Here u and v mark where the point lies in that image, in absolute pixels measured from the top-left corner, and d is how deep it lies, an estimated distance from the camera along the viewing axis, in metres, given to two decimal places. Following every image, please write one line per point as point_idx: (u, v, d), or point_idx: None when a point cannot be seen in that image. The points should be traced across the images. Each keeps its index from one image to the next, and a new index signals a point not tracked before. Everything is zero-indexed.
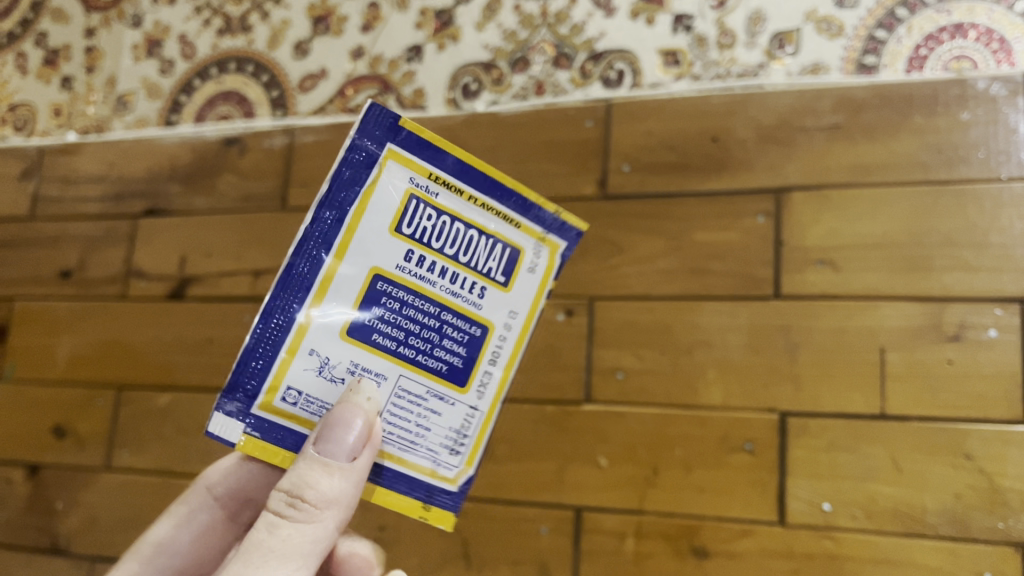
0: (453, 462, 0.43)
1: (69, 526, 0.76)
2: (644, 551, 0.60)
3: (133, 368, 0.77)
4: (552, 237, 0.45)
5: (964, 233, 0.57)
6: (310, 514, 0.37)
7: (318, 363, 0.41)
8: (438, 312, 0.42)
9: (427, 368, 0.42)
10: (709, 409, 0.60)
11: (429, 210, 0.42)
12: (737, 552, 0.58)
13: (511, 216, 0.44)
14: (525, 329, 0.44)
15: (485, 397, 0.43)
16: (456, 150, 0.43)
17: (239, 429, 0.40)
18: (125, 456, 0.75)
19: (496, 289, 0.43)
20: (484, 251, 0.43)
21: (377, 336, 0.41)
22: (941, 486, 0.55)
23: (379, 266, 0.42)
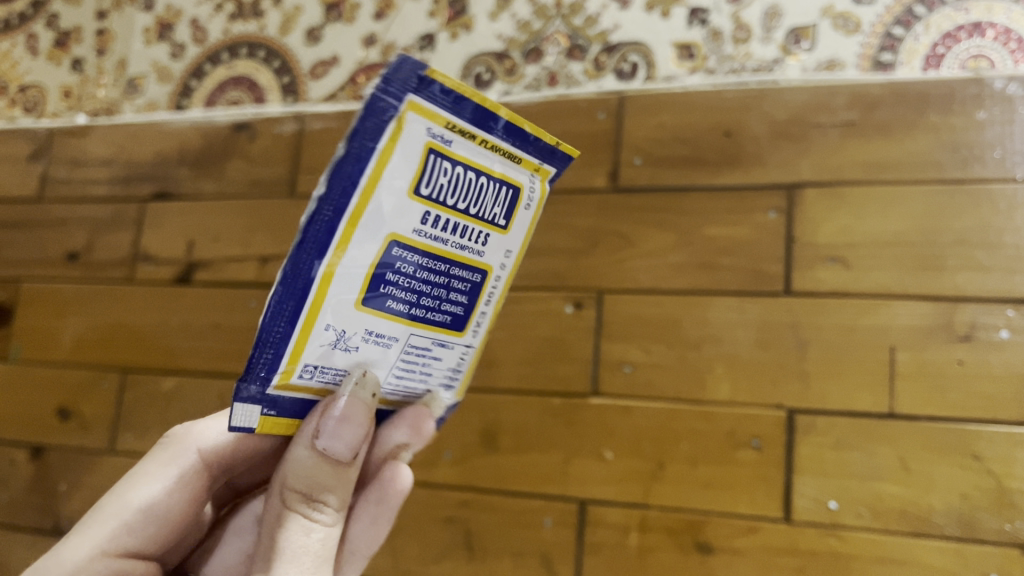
0: (446, 392, 0.43)
1: (71, 508, 0.76)
2: (647, 545, 0.60)
3: (139, 351, 0.77)
4: (544, 167, 0.40)
5: (978, 232, 0.57)
6: (334, 514, 0.39)
7: (334, 337, 0.35)
8: (447, 269, 0.38)
9: (434, 325, 0.39)
10: (716, 404, 0.60)
11: (445, 163, 0.35)
12: (741, 548, 0.58)
13: (514, 153, 0.38)
14: (518, 260, 0.41)
15: (479, 332, 0.42)
16: (468, 87, 0.34)
17: (257, 414, 0.36)
18: (128, 439, 0.75)
19: (498, 233, 0.39)
20: (490, 199, 0.38)
21: (391, 301, 0.36)
22: (949, 486, 0.55)
23: (398, 232, 0.35)
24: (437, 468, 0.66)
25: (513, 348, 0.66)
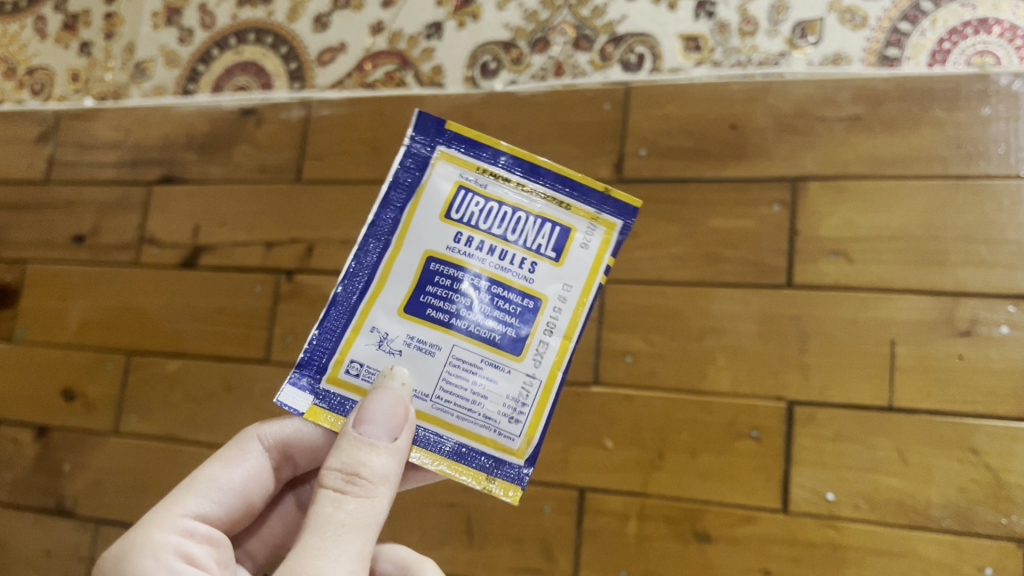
0: (514, 431, 0.42)
1: (75, 488, 0.76)
2: (646, 534, 0.60)
3: (144, 334, 0.77)
4: (604, 216, 0.44)
5: (981, 228, 0.58)
6: (369, 489, 0.37)
7: (379, 338, 0.42)
8: (489, 285, 0.42)
9: (481, 338, 0.42)
10: (717, 395, 0.61)
11: (477, 197, 0.44)
12: (739, 537, 0.59)
13: (559, 199, 0.44)
14: (582, 297, 0.43)
15: (543, 364, 0.42)
16: (503, 143, 0.44)
17: (309, 400, 0.42)
18: (133, 421, 0.76)
19: (547, 263, 0.43)
20: (532, 229, 0.43)
21: (430, 308, 0.42)
22: (946, 480, 0.55)
23: (432, 249, 0.43)
24: None
25: None
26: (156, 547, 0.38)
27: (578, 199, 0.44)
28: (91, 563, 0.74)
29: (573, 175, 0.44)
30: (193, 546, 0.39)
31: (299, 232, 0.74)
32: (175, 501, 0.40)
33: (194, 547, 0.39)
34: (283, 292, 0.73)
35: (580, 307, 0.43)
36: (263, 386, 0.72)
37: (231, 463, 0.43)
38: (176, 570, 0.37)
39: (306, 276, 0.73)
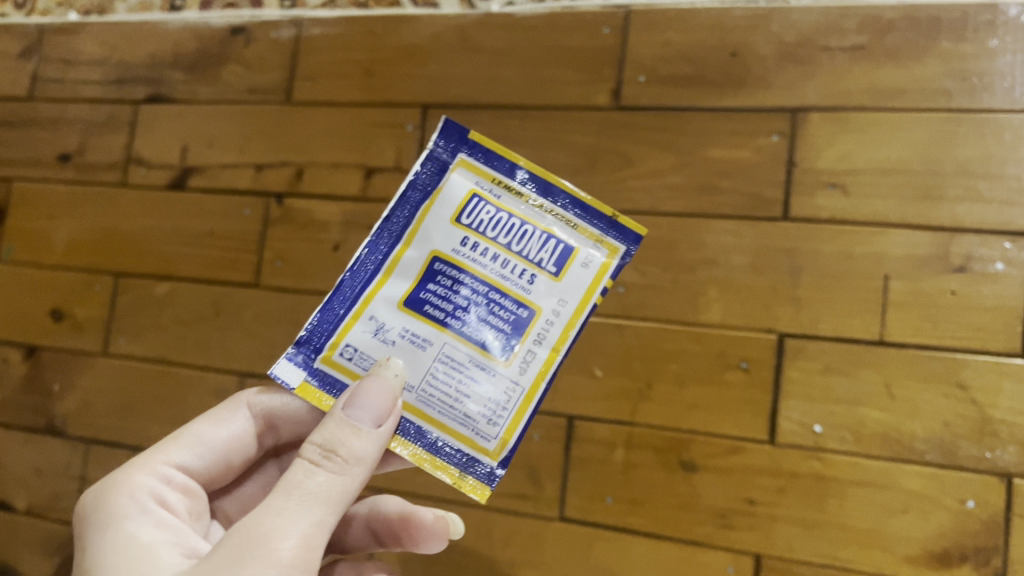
0: (491, 434, 0.42)
1: (64, 408, 0.76)
2: (632, 462, 0.61)
3: (133, 256, 0.76)
4: (608, 240, 0.45)
5: (981, 163, 0.57)
6: (343, 468, 0.36)
7: (376, 327, 0.43)
8: (488, 290, 0.43)
9: (473, 341, 0.42)
10: (708, 326, 0.60)
11: (489, 206, 0.44)
12: (725, 467, 0.59)
13: (567, 218, 0.45)
14: (576, 313, 0.43)
15: (528, 373, 0.42)
16: (521, 160, 0.45)
17: (300, 377, 0.43)
18: (122, 342, 0.76)
19: (546, 277, 0.43)
20: (536, 243, 0.44)
21: (428, 306, 0.43)
22: (932, 414, 0.56)
23: (439, 250, 0.44)
24: None
25: None
26: (133, 488, 0.41)
27: (585, 220, 0.45)
28: (82, 483, 0.74)
29: (586, 198, 0.45)
30: (168, 493, 0.42)
31: (289, 155, 0.73)
32: (157, 451, 0.43)
33: (170, 494, 0.42)
34: (272, 216, 0.73)
35: (573, 323, 0.43)
36: (253, 311, 0.72)
37: (218, 424, 0.46)
38: (148, 509, 0.40)
39: (297, 200, 0.72)
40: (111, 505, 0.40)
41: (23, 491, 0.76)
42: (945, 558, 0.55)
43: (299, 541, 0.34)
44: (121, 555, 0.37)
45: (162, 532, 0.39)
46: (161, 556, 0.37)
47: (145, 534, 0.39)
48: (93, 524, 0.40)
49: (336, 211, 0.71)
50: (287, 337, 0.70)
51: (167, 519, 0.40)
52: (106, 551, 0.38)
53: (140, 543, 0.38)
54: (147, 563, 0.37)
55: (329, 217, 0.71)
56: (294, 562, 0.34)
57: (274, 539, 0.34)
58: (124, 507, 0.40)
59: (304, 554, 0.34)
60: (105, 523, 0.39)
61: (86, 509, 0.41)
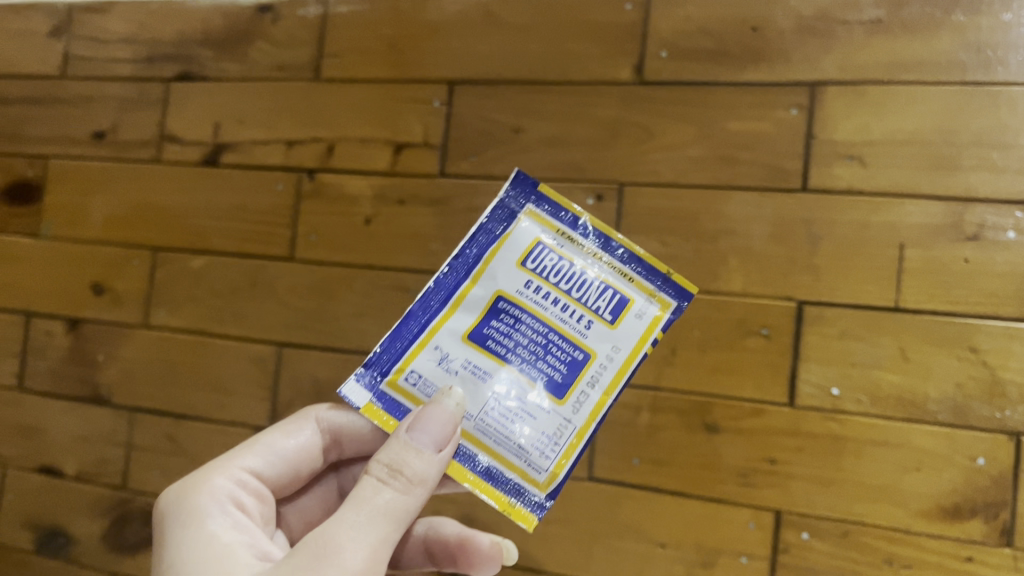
0: (542, 467, 0.45)
1: (108, 378, 0.79)
2: (658, 424, 0.64)
3: (170, 231, 0.79)
4: (662, 296, 0.48)
5: (994, 134, 0.59)
6: (406, 487, 0.40)
7: (440, 356, 0.46)
8: (547, 331, 0.46)
9: (529, 379, 0.46)
10: (729, 294, 0.63)
11: (553, 253, 0.48)
12: (747, 428, 0.62)
13: (625, 272, 0.48)
14: (629, 360, 0.46)
15: (581, 413, 0.46)
16: (587, 215, 0.49)
17: (366, 397, 0.46)
18: (162, 314, 0.78)
19: (602, 324, 0.47)
20: (595, 292, 0.47)
21: (491, 341, 0.46)
22: (946, 375, 0.58)
23: (504, 290, 0.47)
24: None
25: None
26: (212, 490, 0.44)
27: (642, 275, 0.48)
28: (129, 449, 0.78)
29: (646, 256, 0.48)
30: (243, 496, 0.45)
31: (319, 131, 0.75)
32: (235, 458, 0.46)
33: (245, 497, 0.45)
34: (305, 191, 0.75)
35: (625, 369, 0.46)
36: (288, 283, 0.74)
37: (289, 435, 0.50)
38: (226, 509, 0.43)
39: (328, 175, 0.74)
40: (192, 503, 0.43)
41: (72, 456, 0.80)
42: (955, 512, 0.58)
43: (364, 551, 0.37)
44: (203, 552, 0.40)
45: (238, 534, 0.42)
46: (240, 558, 0.40)
47: (224, 534, 0.42)
48: (174, 521, 0.42)
49: (367, 185, 0.73)
50: (322, 308, 0.73)
51: (241, 520, 0.44)
52: (188, 546, 0.41)
53: (220, 543, 0.41)
54: (229, 562, 0.40)
55: (360, 192, 0.73)
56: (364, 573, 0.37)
57: (345, 549, 0.37)
58: (206, 506, 0.43)
59: (371, 565, 0.37)
60: (186, 518, 0.42)
61: (167, 506, 0.44)
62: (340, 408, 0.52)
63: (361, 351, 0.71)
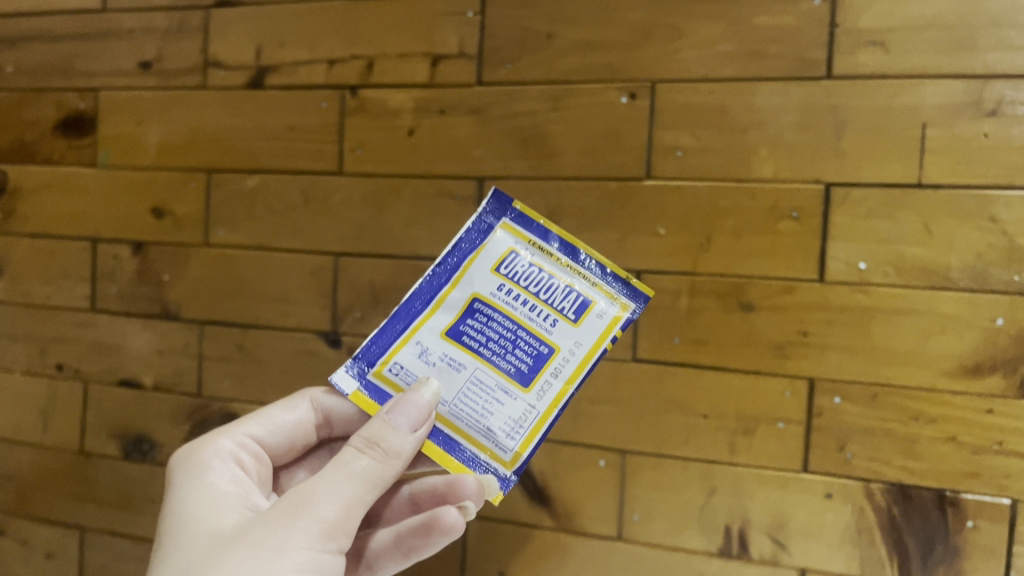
0: (508, 445, 0.53)
1: (177, 295, 0.85)
2: (696, 307, 0.68)
3: (222, 154, 0.83)
4: (620, 299, 0.57)
5: (1011, 13, 0.61)
6: (384, 457, 0.47)
7: (421, 350, 0.55)
8: (515, 328, 0.54)
9: (500, 368, 0.54)
10: (760, 182, 0.67)
11: (524, 261, 0.57)
12: (781, 305, 0.66)
13: (587, 277, 0.57)
14: (588, 354, 0.55)
15: (544, 399, 0.54)
16: (553, 228, 0.58)
17: (354, 385, 0.55)
18: (221, 233, 0.83)
19: (566, 322, 0.55)
20: (560, 294, 0.56)
21: (466, 336, 0.54)
22: (966, 245, 0.62)
23: (479, 292, 0.56)
24: None
25: (572, 138, 0.71)
26: (216, 449, 0.53)
27: (603, 281, 0.57)
28: (202, 359, 0.84)
29: (606, 264, 0.57)
30: (242, 456, 0.54)
31: (359, 49, 0.78)
32: (239, 425, 0.56)
33: (244, 458, 0.54)
34: (349, 108, 0.79)
35: (584, 361, 0.55)
36: (340, 197, 0.79)
37: (287, 410, 0.59)
38: (226, 465, 0.53)
39: (370, 91, 0.78)
40: (199, 457, 0.52)
41: (149, 369, 0.86)
42: (976, 369, 0.62)
43: (336, 505, 0.45)
44: (200, 496, 0.49)
45: (233, 486, 0.51)
46: (231, 504, 0.49)
47: (221, 484, 0.51)
48: (183, 470, 0.52)
49: (408, 99, 0.76)
50: (373, 218, 0.78)
51: (238, 474, 0.53)
52: (191, 491, 0.50)
53: (216, 490, 0.50)
54: (221, 507, 0.49)
55: (402, 105, 0.77)
56: (336, 523, 0.45)
57: (322, 501, 0.45)
58: (208, 460, 0.52)
59: (343, 517, 0.45)
60: (192, 469, 0.52)
61: (179, 459, 0.53)
62: (331, 394, 0.61)
63: (414, 255, 0.76)
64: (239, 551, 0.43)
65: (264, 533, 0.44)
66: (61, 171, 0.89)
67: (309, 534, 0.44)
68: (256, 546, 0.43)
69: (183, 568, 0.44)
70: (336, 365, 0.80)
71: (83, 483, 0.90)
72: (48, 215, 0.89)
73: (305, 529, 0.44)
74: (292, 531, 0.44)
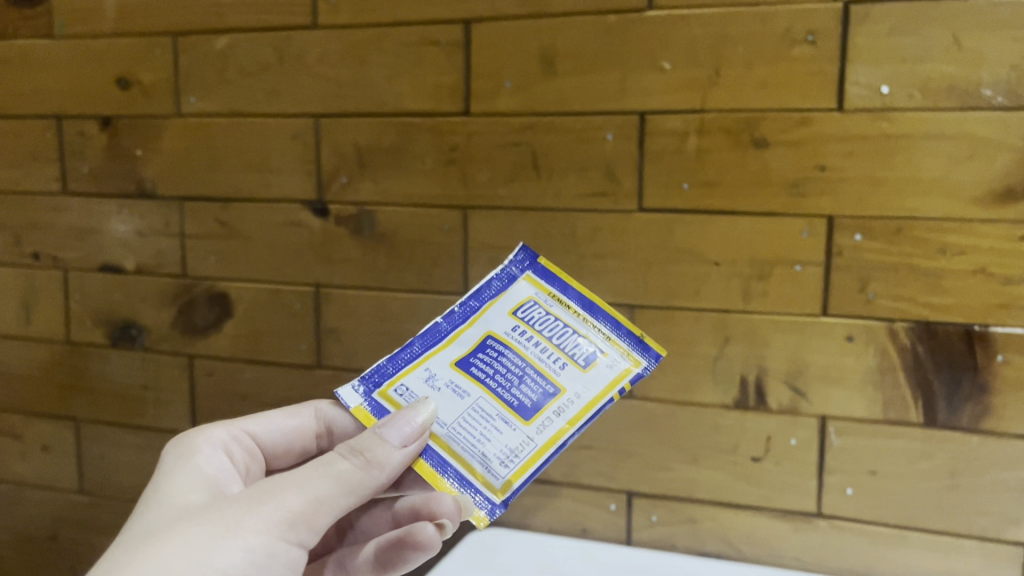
0: (501, 473, 0.50)
1: (152, 171, 0.80)
2: (706, 147, 0.63)
3: (186, 14, 0.77)
4: (634, 353, 0.55)
5: None
6: (366, 463, 0.46)
7: (428, 376, 0.53)
8: (524, 365, 0.53)
9: (503, 398, 0.52)
10: (773, 4, 0.60)
11: (542, 309, 0.56)
12: (797, 140, 0.61)
13: (603, 330, 0.56)
14: (594, 398, 0.52)
15: (543, 433, 0.51)
16: (574, 283, 0.58)
17: (356, 401, 0.53)
18: (192, 102, 0.78)
19: (576, 368, 0.53)
20: (574, 342, 0.55)
21: (475, 367, 0.53)
22: (998, 59, 0.57)
23: (494, 331, 0.55)
24: (499, 97, 0.68)
25: None
26: (208, 437, 0.51)
27: (618, 332, 0.56)
28: (183, 238, 0.80)
29: (623, 319, 0.56)
30: (235, 448, 0.52)
31: None
32: (239, 419, 0.54)
33: (235, 450, 0.52)
34: None
35: (590, 404, 0.52)
36: (317, 53, 0.73)
37: (290, 415, 0.57)
38: (216, 453, 0.51)
39: None
40: (191, 441, 0.51)
41: (130, 252, 0.82)
42: (1008, 195, 0.58)
43: (303, 493, 0.43)
44: (182, 476, 0.48)
45: (216, 474, 0.49)
46: (208, 487, 0.48)
47: (204, 468, 0.49)
48: (172, 450, 0.50)
49: None
50: (354, 75, 0.72)
51: (224, 465, 0.50)
52: (173, 466, 0.48)
53: (197, 471, 0.48)
54: (196, 487, 0.47)
55: None
56: (300, 514, 0.43)
57: (289, 489, 0.43)
58: (199, 445, 0.50)
59: (309, 512, 0.43)
60: (181, 451, 0.50)
61: (173, 441, 0.52)
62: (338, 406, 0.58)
63: (400, 112, 0.71)
64: (196, 524, 0.41)
65: (226, 511, 0.42)
66: (17, 46, 0.83)
67: (268, 519, 0.42)
68: (216, 521, 0.41)
69: (138, 529, 0.42)
70: (324, 236, 0.75)
71: (72, 374, 0.87)
72: (9, 94, 0.84)
73: (265, 514, 0.42)
74: (253, 512, 0.42)
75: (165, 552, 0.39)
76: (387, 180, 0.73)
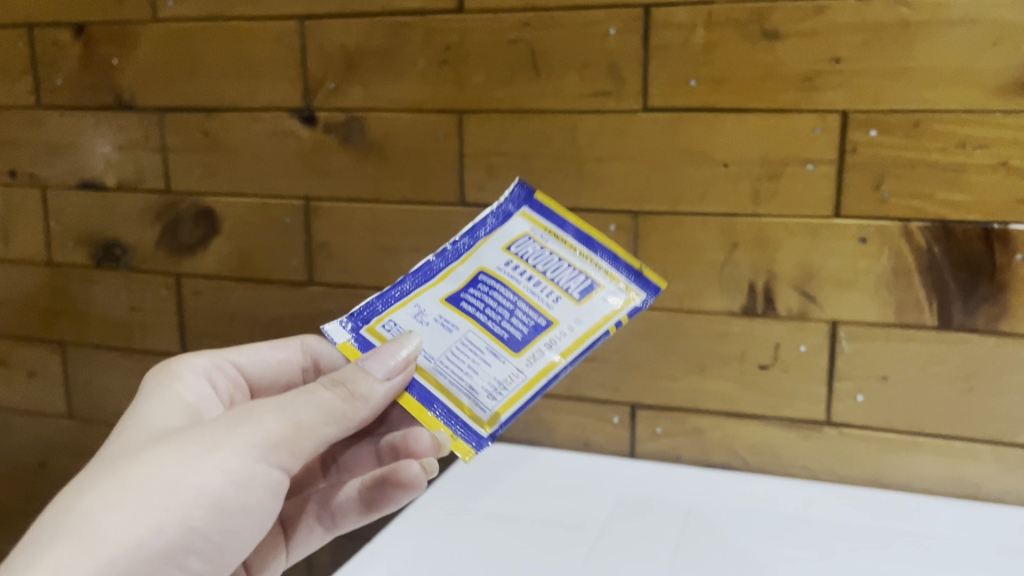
0: (487, 405, 0.47)
1: (130, 81, 0.76)
2: (714, 41, 0.60)
3: None
4: (631, 285, 0.52)
5: None
6: (350, 394, 0.42)
7: (417, 312, 0.50)
8: (515, 299, 0.50)
9: (493, 332, 0.49)
10: None
11: (536, 245, 0.53)
12: (811, 30, 0.58)
13: (599, 263, 0.53)
14: (587, 330, 0.49)
15: (532, 366, 0.48)
16: (571, 217, 0.55)
17: (345, 336, 0.50)
18: (170, 5, 0.73)
19: (570, 301, 0.50)
20: (569, 275, 0.52)
21: (465, 302, 0.50)
22: None
23: (485, 266, 0.52)
24: None
25: None
26: (191, 363, 0.49)
27: (614, 266, 0.53)
28: (165, 151, 0.77)
29: (621, 253, 0.53)
30: (218, 377, 0.50)
31: None
32: (224, 349, 0.52)
33: (219, 379, 0.50)
34: None
35: (583, 337, 0.49)
36: None
37: (275, 349, 0.54)
38: (198, 380, 0.48)
39: None
40: (174, 367, 0.48)
41: (111, 168, 0.79)
42: None
43: (284, 417, 0.40)
44: (162, 401, 0.45)
45: (198, 401, 0.47)
46: (188, 414, 0.45)
47: (186, 395, 0.47)
48: (155, 375, 0.48)
49: None
50: None
51: (207, 393, 0.48)
52: (152, 394, 0.46)
53: (176, 398, 0.46)
54: (175, 414, 0.45)
55: None
56: (280, 438, 0.40)
57: (271, 412, 0.40)
58: (181, 371, 0.48)
59: (289, 437, 0.40)
60: (163, 377, 0.48)
61: (156, 366, 0.49)
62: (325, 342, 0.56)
63: (389, 12, 0.67)
64: (174, 443, 0.39)
65: (204, 430, 0.39)
66: None
67: (246, 442, 0.39)
68: (193, 440, 0.39)
69: (112, 450, 0.40)
70: (313, 146, 0.72)
71: (55, 297, 0.84)
72: None
73: (245, 436, 0.39)
74: (232, 434, 0.39)
75: (139, 473, 0.37)
76: (377, 86, 0.69)
